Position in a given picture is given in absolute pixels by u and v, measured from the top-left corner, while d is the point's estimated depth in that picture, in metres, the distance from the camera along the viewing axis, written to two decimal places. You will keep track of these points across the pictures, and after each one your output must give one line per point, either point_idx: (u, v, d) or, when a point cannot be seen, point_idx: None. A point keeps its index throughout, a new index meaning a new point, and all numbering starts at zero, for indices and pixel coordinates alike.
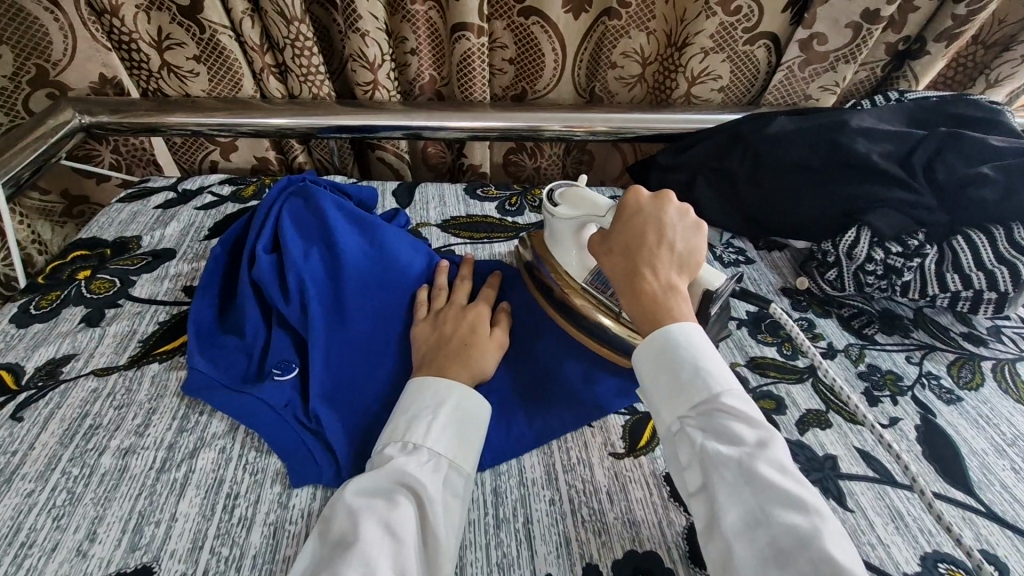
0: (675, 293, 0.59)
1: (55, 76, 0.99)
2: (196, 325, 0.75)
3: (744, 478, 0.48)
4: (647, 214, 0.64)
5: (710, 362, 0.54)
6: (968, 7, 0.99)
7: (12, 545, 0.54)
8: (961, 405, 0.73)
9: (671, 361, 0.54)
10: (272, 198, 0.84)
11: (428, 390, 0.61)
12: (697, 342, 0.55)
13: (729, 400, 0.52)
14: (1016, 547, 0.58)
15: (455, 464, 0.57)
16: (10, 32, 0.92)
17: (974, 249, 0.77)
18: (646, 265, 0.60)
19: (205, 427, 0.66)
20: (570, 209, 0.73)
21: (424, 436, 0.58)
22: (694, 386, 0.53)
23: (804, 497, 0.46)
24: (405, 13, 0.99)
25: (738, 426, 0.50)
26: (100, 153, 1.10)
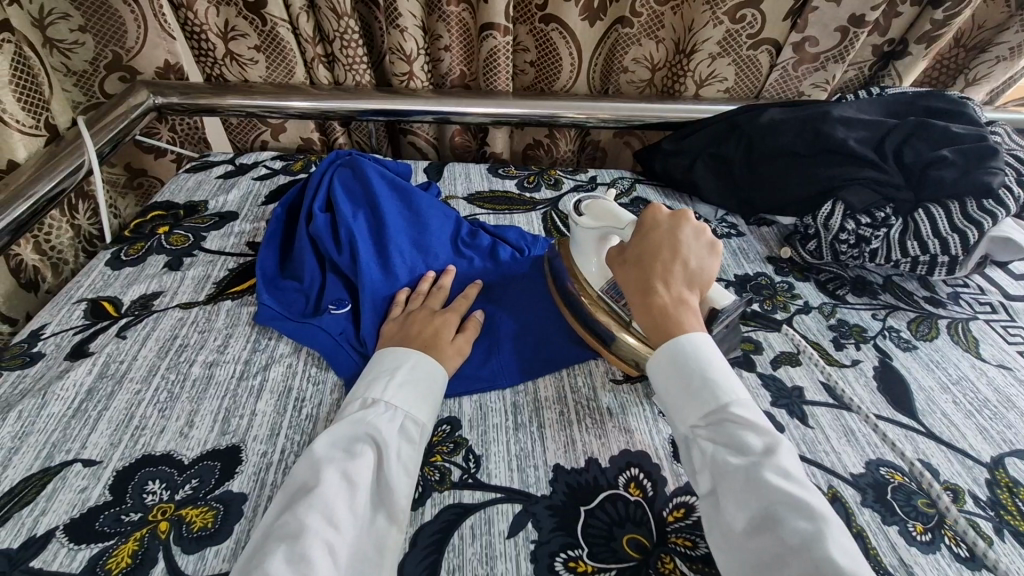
0: (686, 310, 0.65)
1: (127, 61, 1.12)
2: (263, 270, 0.88)
3: (750, 481, 0.53)
4: (663, 232, 0.69)
5: (717, 373, 0.60)
6: (946, 12, 1.05)
7: (130, 427, 0.68)
8: (915, 351, 0.84)
9: (682, 372, 0.61)
10: (323, 168, 0.98)
11: (389, 360, 0.70)
12: (705, 353, 0.61)
13: (738, 410, 0.58)
14: (948, 458, 0.70)
15: (413, 416, 0.64)
16: (95, 23, 1.05)
17: (933, 219, 0.89)
18: (662, 280, 0.66)
19: (274, 348, 0.80)
20: (592, 219, 0.76)
21: (385, 394, 0.65)
22: (704, 395, 0.59)
23: (807, 501, 0.51)
24: (441, 13, 1.11)
25: (746, 435, 0.56)
26: (160, 131, 1.21)
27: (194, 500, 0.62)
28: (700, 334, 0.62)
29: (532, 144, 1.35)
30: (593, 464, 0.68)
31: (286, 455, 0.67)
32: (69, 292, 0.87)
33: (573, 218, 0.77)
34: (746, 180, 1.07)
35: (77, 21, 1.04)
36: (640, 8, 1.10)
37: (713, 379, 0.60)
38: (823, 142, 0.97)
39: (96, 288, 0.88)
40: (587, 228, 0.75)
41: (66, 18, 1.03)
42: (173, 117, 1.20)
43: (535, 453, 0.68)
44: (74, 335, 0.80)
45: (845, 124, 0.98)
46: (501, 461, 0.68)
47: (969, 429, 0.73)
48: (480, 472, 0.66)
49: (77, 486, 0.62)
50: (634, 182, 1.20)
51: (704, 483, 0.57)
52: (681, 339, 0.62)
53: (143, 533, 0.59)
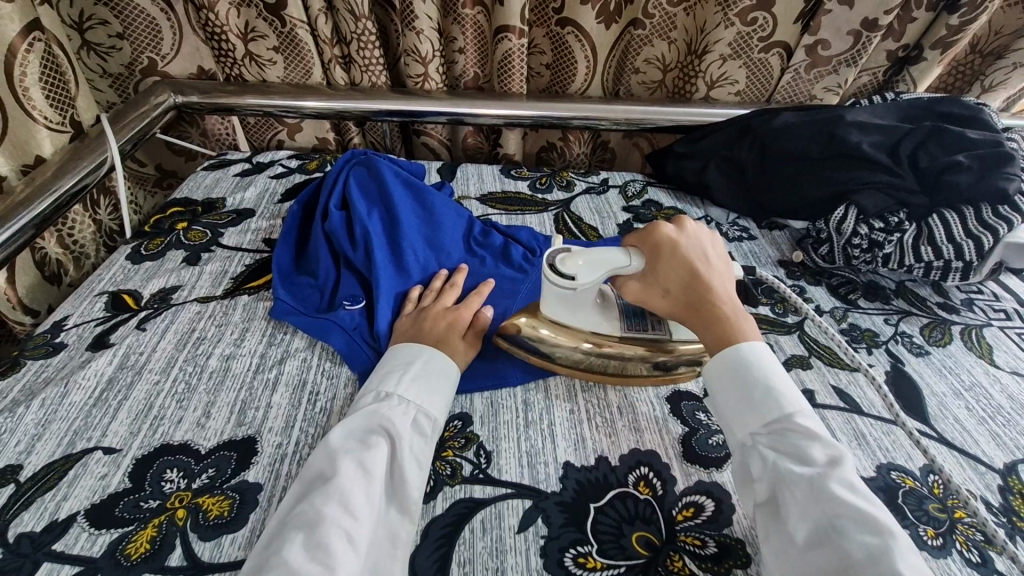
0: (744, 317, 0.68)
1: (161, 67, 1.16)
2: (279, 265, 0.90)
3: (814, 490, 0.54)
4: (685, 247, 0.70)
5: (781, 384, 0.62)
6: (961, 19, 1.05)
7: (148, 417, 0.70)
8: (927, 357, 0.84)
9: (744, 379, 0.63)
10: (339, 167, 0.99)
11: (403, 355, 0.71)
12: (766, 366, 0.63)
13: (803, 421, 0.59)
14: (960, 463, 0.70)
15: (425, 410, 0.65)
16: (133, 31, 1.10)
17: (947, 224, 0.88)
18: (716, 297, 0.69)
19: (289, 343, 0.81)
20: (592, 273, 0.69)
21: (398, 388, 0.66)
22: (770, 406, 0.61)
23: (872, 514, 0.51)
24: (456, 16, 1.12)
25: (813, 446, 0.57)
26: (190, 133, 1.27)
27: (211, 489, 0.63)
28: (761, 345, 0.65)
29: (545, 146, 1.35)
30: (603, 462, 0.68)
31: (300, 447, 0.68)
32: (91, 285, 0.89)
33: (567, 285, 0.70)
34: (759, 184, 1.07)
35: (115, 28, 1.09)
36: (653, 9, 1.10)
37: (777, 392, 0.61)
38: (836, 146, 0.97)
39: (116, 281, 0.89)
40: (588, 287, 0.70)
41: (105, 24, 1.08)
42: (200, 116, 1.23)
43: (547, 450, 0.69)
44: (95, 327, 0.81)
45: (858, 128, 0.98)
46: (512, 458, 0.68)
47: (982, 435, 0.73)
48: (492, 469, 0.67)
49: (97, 473, 0.64)
50: (645, 185, 1.20)
51: (761, 491, 0.58)
52: (742, 350, 0.64)
53: (161, 520, 0.60)
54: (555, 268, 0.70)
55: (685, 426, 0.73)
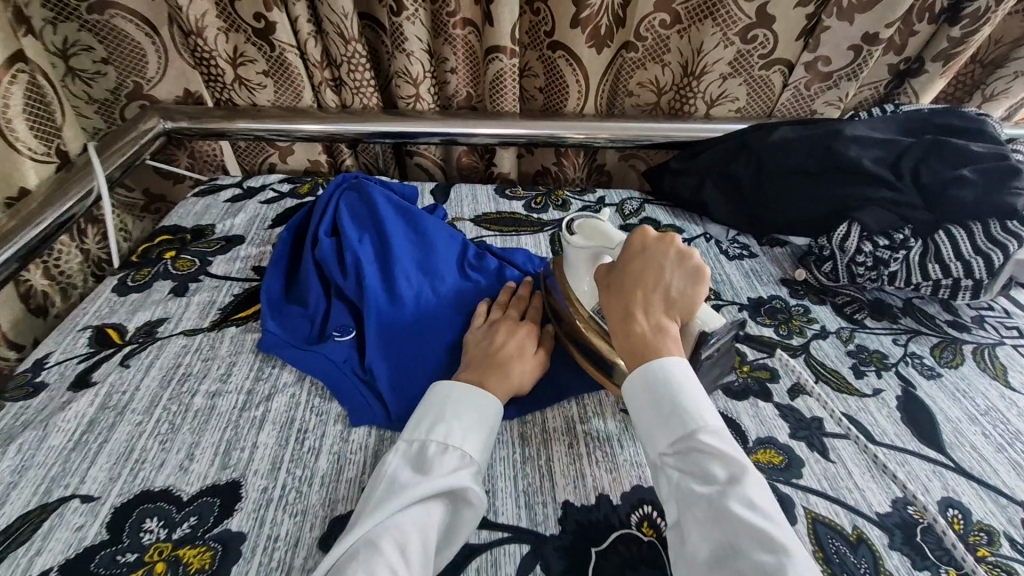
0: (664, 336, 0.63)
1: (147, 91, 1.14)
2: (268, 295, 0.88)
3: (714, 514, 0.50)
4: (648, 257, 0.67)
5: (690, 400, 0.57)
6: (963, 30, 1.03)
7: (129, 461, 0.67)
8: (939, 379, 0.81)
9: (655, 395, 0.59)
10: (329, 192, 0.97)
11: (458, 391, 0.67)
12: (676, 380, 0.59)
13: (708, 438, 0.54)
14: (979, 495, 0.66)
15: (474, 460, 0.62)
16: (117, 54, 1.08)
17: (953, 241, 0.85)
18: (628, 305, 0.65)
19: (277, 378, 0.78)
20: (584, 239, 0.76)
21: (453, 432, 0.63)
22: (676, 422, 0.57)
23: (771, 532, 0.48)
24: (447, 36, 1.11)
25: (713, 463, 0.53)
26: (178, 156, 1.24)
27: (192, 539, 0.60)
28: (677, 363, 0.60)
29: (540, 171, 1.34)
30: (604, 500, 0.65)
31: (288, 490, 0.65)
32: (75, 320, 0.87)
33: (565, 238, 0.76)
34: (759, 201, 1.03)
35: (100, 53, 1.07)
36: (644, 32, 1.10)
37: (684, 407, 0.57)
38: (837, 161, 0.95)
39: (100, 315, 0.87)
40: (579, 248, 0.75)
41: (89, 49, 1.06)
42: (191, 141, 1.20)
43: (546, 490, 0.66)
44: (78, 364, 0.79)
45: (860, 143, 0.96)
46: (508, 498, 0.65)
47: (1000, 464, 0.70)
48: (488, 512, 0.64)
49: (75, 524, 0.61)
50: (643, 203, 1.18)
51: (670, 514, 0.55)
52: (653, 367, 0.60)
53: (139, 574, 0.57)
54: (569, 228, 0.78)
55: None
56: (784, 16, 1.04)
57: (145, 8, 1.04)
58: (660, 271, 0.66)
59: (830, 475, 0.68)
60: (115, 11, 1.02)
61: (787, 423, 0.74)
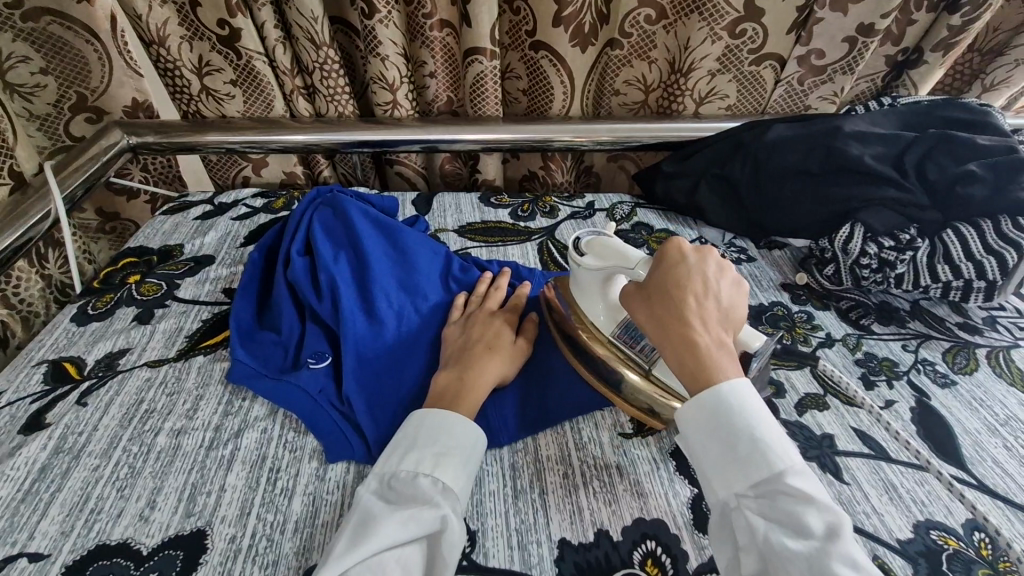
0: (725, 350, 0.55)
1: (94, 102, 1.05)
2: (237, 321, 0.82)
3: (811, 569, 0.44)
4: (691, 268, 0.60)
5: (768, 434, 0.50)
6: (964, 18, 0.98)
7: (83, 512, 0.61)
8: (954, 388, 0.76)
9: (724, 430, 0.52)
10: (302, 208, 0.91)
11: (427, 416, 0.63)
12: (747, 411, 0.51)
13: (794, 481, 0.48)
14: (1006, 516, 0.62)
15: (450, 487, 0.57)
16: (57, 65, 0.98)
17: (963, 241, 0.81)
18: (686, 318, 0.56)
19: (248, 411, 0.73)
20: (595, 260, 0.70)
21: (425, 459, 0.58)
22: (756, 463, 0.50)
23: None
24: (424, 39, 1.05)
25: (807, 512, 0.47)
26: (132, 171, 1.16)
27: None
28: (745, 390, 0.53)
29: (527, 175, 1.29)
30: (604, 537, 0.60)
31: (257, 539, 0.59)
32: (30, 354, 0.80)
33: (575, 259, 0.71)
34: (755, 203, 0.99)
35: (38, 64, 0.97)
36: (630, 28, 1.04)
37: (763, 443, 0.50)
38: (837, 159, 0.90)
39: (57, 348, 0.81)
40: (592, 270, 0.70)
41: (26, 61, 0.96)
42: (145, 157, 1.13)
43: (541, 527, 0.61)
44: (31, 404, 0.73)
45: (859, 138, 0.91)
46: (500, 538, 0.60)
47: None
48: (478, 556, 0.58)
49: None
50: (635, 207, 1.13)
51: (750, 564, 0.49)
52: (721, 393, 0.52)
53: None
54: (579, 248, 0.72)
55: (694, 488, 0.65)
56: (775, 9, 0.99)
57: (83, 15, 0.93)
58: (708, 277, 0.59)
59: (847, 500, 0.63)
60: (53, 18, 0.93)
61: (797, 441, 0.69)
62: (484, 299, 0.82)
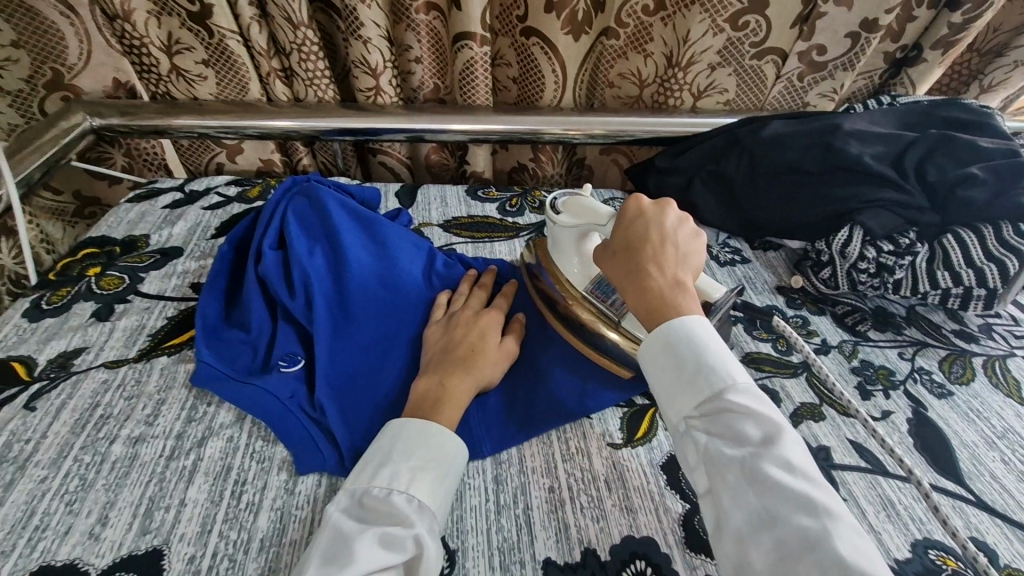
0: (682, 288, 0.56)
1: (68, 80, 1.00)
2: (203, 320, 0.76)
3: (747, 475, 0.43)
4: (647, 218, 0.61)
5: (715, 356, 0.49)
6: (965, 16, 0.95)
7: (27, 529, 0.56)
8: (951, 399, 0.74)
9: (673, 353, 0.51)
10: (276, 197, 0.85)
11: (405, 425, 0.59)
12: (694, 330, 0.51)
13: (737, 397, 0.47)
14: (1006, 535, 0.60)
15: (426, 505, 0.53)
16: (30, 39, 0.94)
17: (964, 246, 0.79)
18: (637, 263, 0.57)
19: (213, 418, 0.68)
20: (570, 217, 0.73)
21: (400, 474, 0.54)
22: (700, 381, 0.49)
23: (814, 494, 0.41)
24: (409, 21, 1.00)
25: (746, 423, 0.46)
26: (112, 155, 1.11)
27: None
28: (694, 319, 0.52)
29: (516, 167, 1.24)
30: (590, 555, 0.57)
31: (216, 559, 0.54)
32: None
33: (551, 218, 0.75)
34: (750, 202, 0.95)
35: (8, 35, 0.93)
36: (626, 17, 0.99)
37: (709, 363, 0.49)
38: (836, 158, 0.87)
39: (6, 346, 0.75)
40: (567, 228, 0.73)
41: None
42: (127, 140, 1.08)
43: (524, 543, 0.58)
44: None
45: (858, 138, 0.88)
46: (482, 556, 0.56)
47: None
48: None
49: None
50: (627, 204, 1.08)
51: (698, 482, 0.48)
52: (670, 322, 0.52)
53: None
54: (555, 208, 0.76)
55: (686, 502, 0.62)
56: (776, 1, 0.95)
57: None
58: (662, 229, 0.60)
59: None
60: None
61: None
62: (469, 297, 0.78)
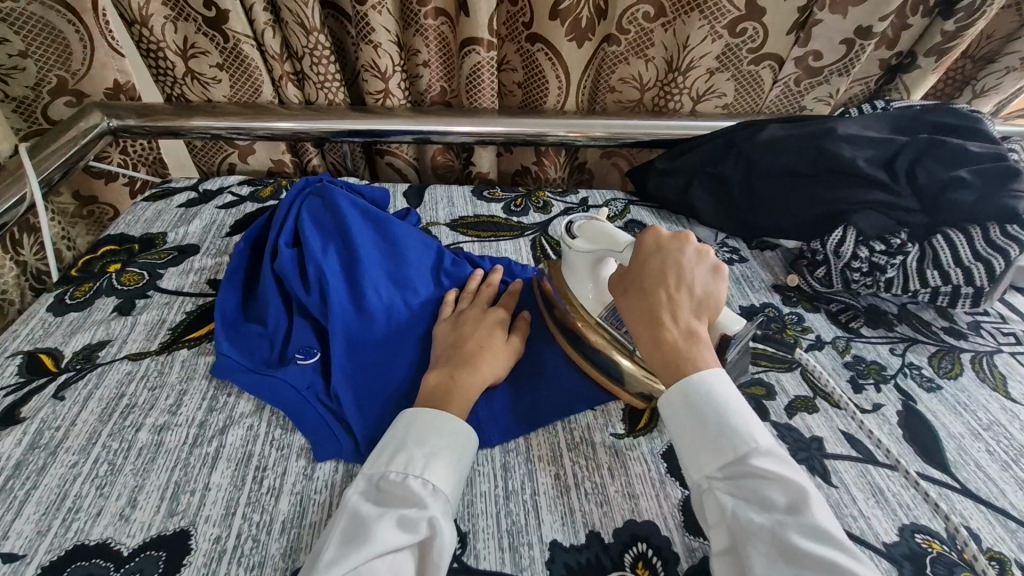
0: (695, 337, 0.59)
1: (74, 85, 1.00)
2: (223, 314, 0.79)
3: (776, 541, 0.48)
4: (663, 258, 0.64)
5: (736, 420, 0.54)
6: (957, 24, 0.99)
7: (61, 510, 0.59)
8: (940, 392, 0.77)
9: (697, 414, 0.55)
10: (290, 197, 0.88)
11: (419, 413, 0.62)
12: (718, 392, 0.55)
13: (760, 461, 0.52)
14: (989, 520, 0.63)
15: (440, 489, 0.56)
16: (37, 48, 0.92)
17: (952, 246, 0.82)
18: (651, 306, 0.61)
19: (233, 407, 0.71)
20: (586, 243, 0.72)
21: (415, 460, 0.58)
22: (724, 446, 0.53)
23: (841, 561, 0.45)
24: (418, 26, 1.03)
25: (771, 489, 0.51)
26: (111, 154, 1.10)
27: None
28: (712, 374, 0.56)
29: (520, 170, 1.27)
30: (595, 538, 0.60)
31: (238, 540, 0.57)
32: (3, 344, 0.77)
33: (567, 242, 0.74)
34: (748, 204, 0.98)
35: (15, 45, 0.91)
36: (627, 24, 1.03)
37: (731, 426, 0.54)
38: (829, 160, 0.91)
39: (33, 339, 0.78)
40: (582, 253, 0.72)
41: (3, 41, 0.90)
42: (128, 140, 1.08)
43: (531, 526, 0.61)
44: (5, 397, 0.70)
45: (851, 142, 0.91)
46: (493, 539, 0.59)
47: (1007, 483, 0.67)
48: (469, 559, 0.58)
49: None
50: (628, 204, 1.11)
51: (718, 540, 0.52)
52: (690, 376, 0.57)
53: None
54: (571, 231, 0.75)
55: (685, 489, 0.65)
56: (773, 9, 0.99)
57: None
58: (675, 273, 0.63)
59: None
60: None
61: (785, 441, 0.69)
62: (476, 294, 0.81)
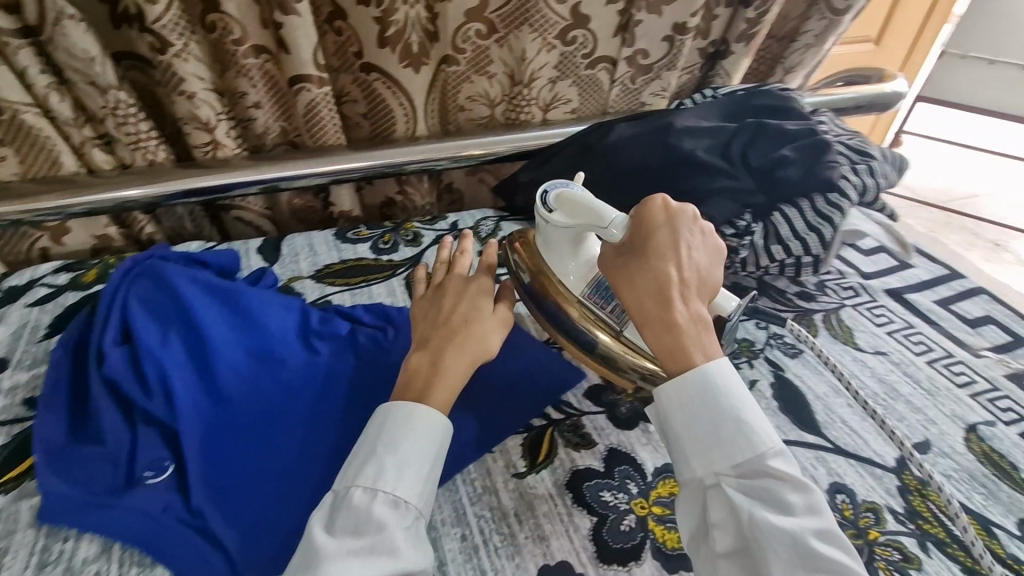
0: (701, 324, 0.61)
1: None
2: (44, 445, 0.65)
3: (793, 540, 0.51)
4: (665, 237, 0.63)
5: (755, 421, 0.56)
6: (756, 11, 1.06)
7: None
8: (802, 356, 0.84)
9: (715, 413, 0.57)
10: (114, 282, 0.74)
11: (393, 408, 0.60)
12: (734, 389, 0.57)
13: (776, 462, 0.54)
14: (857, 472, 0.69)
15: (409, 501, 0.55)
16: None
17: (788, 220, 0.88)
18: (632, 285, 0.62)
19: (73, 554, 0.60)
20: (565, 216, 0.70)
21: (385, 470, 0.55)
22: (735, 446, 0.55)
23: (846, 562, 0.51)
24: (239, 68, 0.89)
25: (790, 492, 0.53)
26: None
27: None
28: (725, 368, 0.58)
29: (386, 203, 1.19)
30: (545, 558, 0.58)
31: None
32: None
33: (544, 214, 0.72)
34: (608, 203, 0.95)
35: None
36: (462, 44, 0.99)
37: (747, 425, 0.56)
38: (672, 153, 0.92)
39: None
40: (559, 226, 0.71)
41: None
42: None
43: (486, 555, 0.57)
44: None
45: (689, 133, 0.94)
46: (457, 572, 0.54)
47: (867, 432, 0.74)
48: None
49: None
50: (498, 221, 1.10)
51: (725, 541, 0.54)
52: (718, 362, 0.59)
53: None
54: (548, 202, 0.73)
55: (593, 515, 0.64)
56: (597, 17, 1.02)
57: None
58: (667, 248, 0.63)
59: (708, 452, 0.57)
60: None
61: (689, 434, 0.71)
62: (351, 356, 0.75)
